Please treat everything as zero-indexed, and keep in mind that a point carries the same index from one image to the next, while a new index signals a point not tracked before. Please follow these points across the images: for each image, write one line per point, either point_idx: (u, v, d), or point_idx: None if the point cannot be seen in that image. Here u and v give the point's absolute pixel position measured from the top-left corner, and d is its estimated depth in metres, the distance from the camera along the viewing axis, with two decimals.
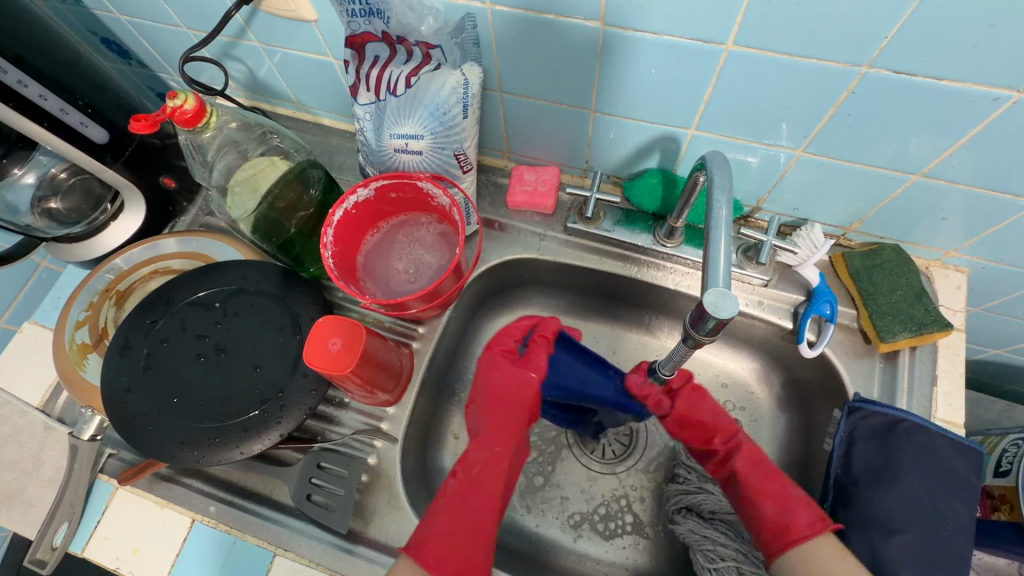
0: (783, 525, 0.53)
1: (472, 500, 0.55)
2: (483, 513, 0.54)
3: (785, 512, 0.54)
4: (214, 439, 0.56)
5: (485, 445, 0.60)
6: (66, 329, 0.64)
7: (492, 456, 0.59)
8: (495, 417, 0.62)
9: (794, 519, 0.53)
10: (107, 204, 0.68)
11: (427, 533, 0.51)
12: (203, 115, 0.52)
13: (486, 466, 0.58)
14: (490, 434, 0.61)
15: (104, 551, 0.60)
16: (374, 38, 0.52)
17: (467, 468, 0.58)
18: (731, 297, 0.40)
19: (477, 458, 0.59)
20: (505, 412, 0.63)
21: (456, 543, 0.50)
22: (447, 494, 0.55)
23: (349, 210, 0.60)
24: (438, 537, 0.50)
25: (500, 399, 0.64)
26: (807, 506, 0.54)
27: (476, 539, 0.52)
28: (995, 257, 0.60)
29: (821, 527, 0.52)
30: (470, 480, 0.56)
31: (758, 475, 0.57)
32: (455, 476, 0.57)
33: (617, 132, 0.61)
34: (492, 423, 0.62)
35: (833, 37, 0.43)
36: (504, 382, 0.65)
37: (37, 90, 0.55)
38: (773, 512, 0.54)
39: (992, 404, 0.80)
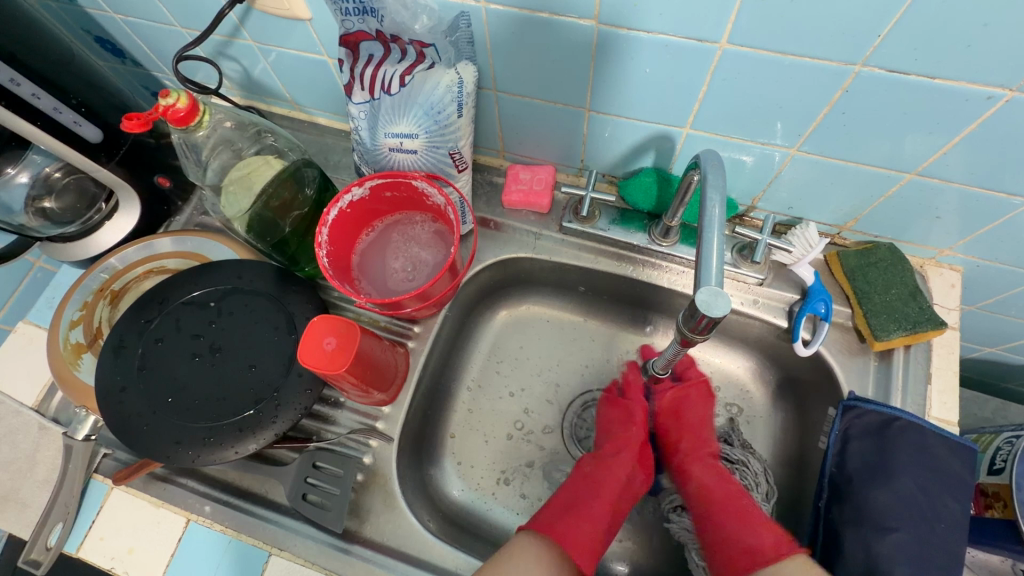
0: (755, 543, 0.55)
1: (586, 496, 0.62)
2: (592, 509, 0.60)
3: (748, 531, 0.57)
4: (209, 438, 0.56)
5: (609, 459, 0.66)
6: (60, 329, 0.64)
7: (609, 463, 0.66)
8: (613, 441, 0.68)
9: (762, 540, 0.55)
10: (101, 204, 0.68)
11: (551, 521, 0.58)
12: (196, 114, 0.52)
13: (605, 476, 0.64)
14: (608, 448, 0.68)
15: (99, 551, 0.59)
16: (369, 36, 0.52)
17: (592, 472, 0.65)
18: (724, 296, 0.40)
19: (598, 464, 0.66)
20: (624, 438, 0.68)
21: (567, 529, 0.58)
22: (569, 491, 0.63)
23: (344, 209, 0.60)
24: (552, 521, 0.58)
25: (609, 435, 0.69)
26: (769, 527, 0.56)
27: (586, 525, 0.59)
28: (989, 255, 0.60)
29: (782, 548, 0.54)
30: (586, 479, 0.64)
31: (722, 495, 0.61)
32: (581, 479, 0.64)
33: (613, 131, 0.61)
34: (609, 444, 0.68)
35: (826, 36, 0.43)
36: (612, 421, 0.70)
37: (30, 89, 0.55)
38: (738, 531, 0.57)
39: (987, 402, 0.80)
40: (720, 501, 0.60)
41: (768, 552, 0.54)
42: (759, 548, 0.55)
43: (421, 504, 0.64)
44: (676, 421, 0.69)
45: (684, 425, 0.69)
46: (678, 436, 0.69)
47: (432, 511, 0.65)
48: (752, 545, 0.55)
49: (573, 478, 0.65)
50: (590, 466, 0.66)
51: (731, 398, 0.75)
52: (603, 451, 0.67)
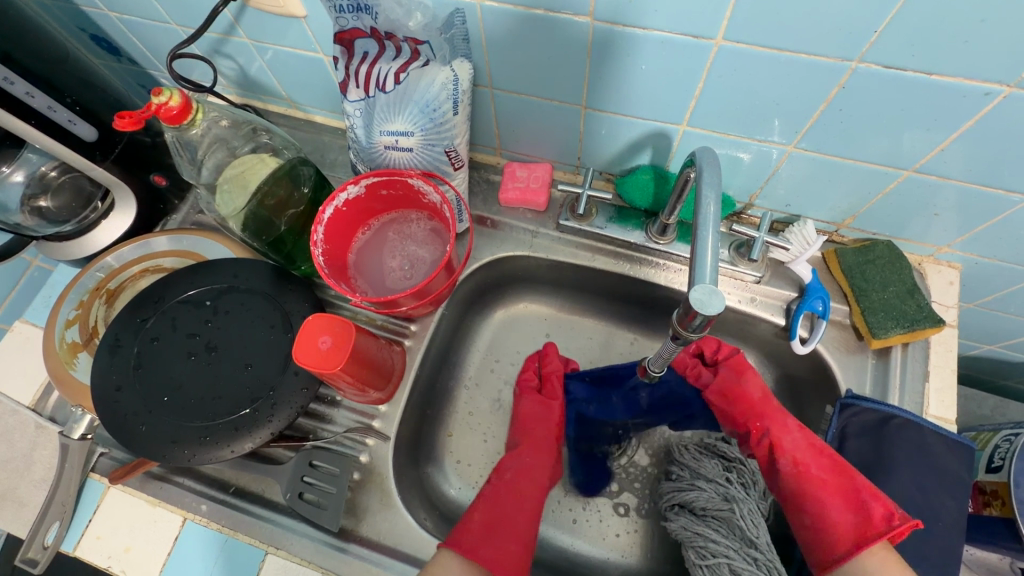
0: (863, 522, 0.54)
1: (506, 508, 0.61)
2: (512, 523, 0.60)
3: (858, 508, 0.54)
4: (205, 437, 0.56)
5: (526, 465, 0.66)
6: (56, 329, 0.64)
7: (528, 469, 0.65)
8: (531, 441, 0.68)
9: (867, 516, 0.54)
10: (97, 203, 0.68)
11: (472, 535, 0.57)
12: (189, 112, 0.52)
13: (523, 484, 0.64)
14: (524, 449, 0.67)
15: (96, 549, 0.59)
16: (363, 34, 0.52)
17: (511, 479, 0.64)
18: (719, 293, 0.40)
19: (516, 471, 0.65)
20: (533, 434, 0.69)
21: (492, 546, 0.57)
22: (495, 500, 0.61)
23: (339, 208, 0.59)
24: (475, 535, 0.57)
25: (524, 429, 0.70)
26: (878, 495, 0.54)
27: (511, 540, 0.58)
28: (987, 252, 0.60)
29: (902, 522, 0.52)
30: (507, 488, 0.63)
31: (820, 467, 0.57)
32: (498, 485, 0.63)
33: (609, 128, 0.61)
34: (528, 446, 0.68)
35: (823, 32, 0.43)
36: (529, 414, 0.71)
37: (23, 88, 0.54)
38: (841, 509, 0.55)
39: (986, 399, 0.80)
40: (820, 476, 0.57)
41: (886, 530, 0.52)
42: (868, 528, 0.53)
43: (418, 502, 0.64)
44: (741, 396, 0.64)
45: (754, 401, 0.63)
46: (745, 412, 0.64)
47: (430, 510, 0.65)
48: (863, 521, 0.54)
49: (489, 484, 0.64)
50: (511, 471, 0.65)
51: None
52: (520, 454, 0.67)
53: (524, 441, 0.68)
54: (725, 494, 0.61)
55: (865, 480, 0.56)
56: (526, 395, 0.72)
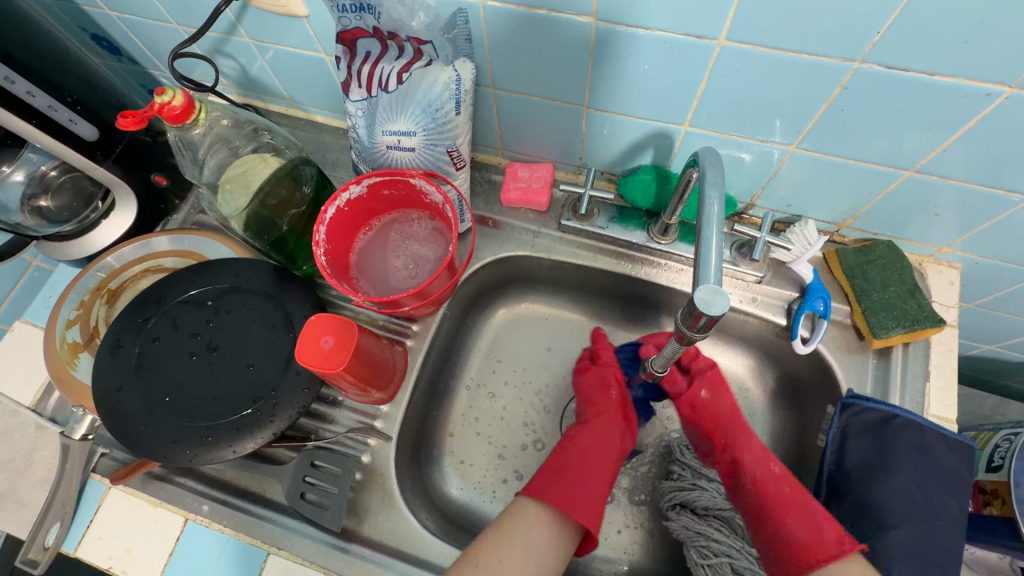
0: (813, 541, 0.52)
1: (577, 467, 0.60)
2: (590, 484, 0.59)
3: (810, 529, 0.53)
4: (207, 438, 0.56)
5: (592, 428, 0.64)
6: (57, 329, 0.64)
7: (599, 431, 0.64)
8: (600, 408, 0.66)
9: (822, 536, 0.52)
10: (98, 202, 0.68)
11: (551, 492, 0.57)
12: (192, 111, 0.52)
13: (595, 446, 0.62)
14: (597, 415, 0.65)
15: (97, 550, 0.59)
16: (366, 33, 0.52)
17: (577, 440, 0.63)
18: (723, 293, 0.40)
19: (584, 436, 0.63)
20: (606, 403, 0.66)
21: (575, 500, 0.56)
22: (565, 460, 0.61)
23: (342, 207, 0.59)
24: (552, 491, 0.57)
25: (591, 402, 0.67)
26: (832, 519, 0.53)
27: (589, 495, 0.57)
28: (988, 252, 0.60)
29: (851, 546, 0.51)
30: (579, 451, 0.61)
31: (776, 487, 0.56)
32: (567, 449, 0.62)
33: (611, 128, 0.61)
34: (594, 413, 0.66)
35: (825, 32, 0.43)
36: (593, 390, 0.68)
37: (25, 86, 0.54)
38: (796, 528, 0.53)
39: (986, 399, 0.80)
40: (775, 494, 0.56)
41: (837, 551, 0.51)
42: (819, 547, 0.52)
43: (420, 502, 0.64)
44: (711, 409, 0.64)
45: (719, 412, 0.64)
46: (710, 429, 0.64)
47: (431, 510, 0.65)
48: (815, 542, 0.52)
49: (560, 447, 0.63)
50: (579, 437, 0.63)
51: None
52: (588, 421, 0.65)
53: (590, 410, 0.66)
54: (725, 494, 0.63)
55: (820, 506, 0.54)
56: (584, 376, 0.70)
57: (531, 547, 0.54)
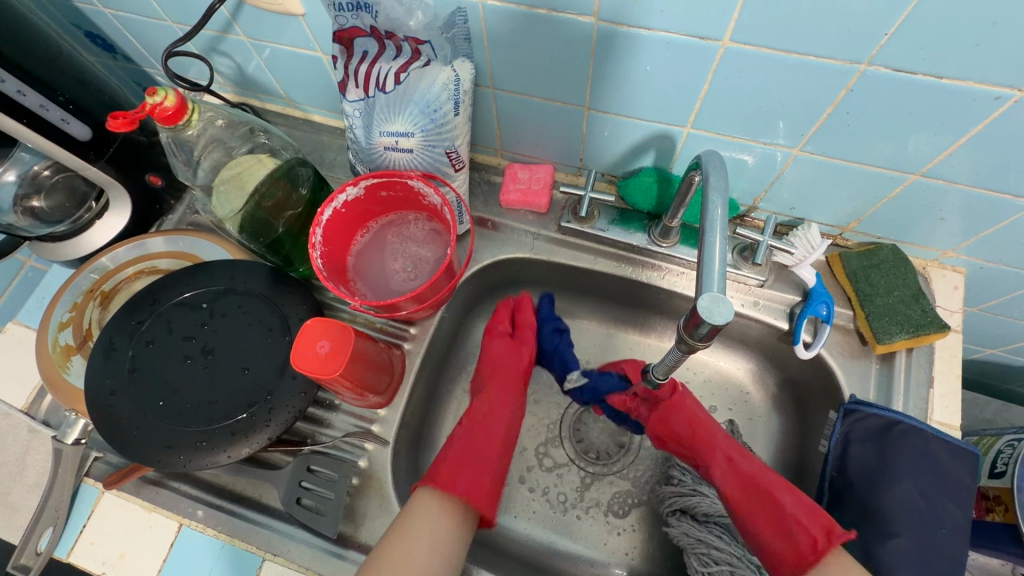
0: (789, 549, 0.54)
1: (476, 446, 0.63)
2: (480, 463, 0.62)
3: (784, 535, 0.55)
4: (200, 442, 0.55)
5: (494, 398, 0.68)
6: (49, 331, 0.63)
7: (493, 406, 0.67)
8: (495, 381, 0.69)
9: (794, 544, 0.54)
10: (91, 203, 0.67)
11: (447, 476, 0.59)
12: (185, 112, 0.51)
13: (492, 419, 0.66)
14: (493, 392, 0.68)
15: (90, 556, 0.59)
16: (363, 32, 0.51)
17: (482, 420, 0.66)
18: (726, 301, 0.39)
19: (483, 412, 0.66)
20: (505, 373, 0.70)
21: (462, 481, 0.59)
22: (468, 437, 0.64)
23: (338, 209, 0.58)
24: (452, 479, 0.59)
25: (492, 369, 0.71)
26: (810, 521, 0.54)
27: (482, 476, 0.60)
28: (993, 257, 0.60)
29: (826, 547, 0.52)
30: (475, 428, 0.65)
31: (749, 498, 0.58)
32: (472, 425, 0.65)
33: (612, 130, 0.60)
34: (490, 382, 0.69)
35: (832, 34, 0.42)
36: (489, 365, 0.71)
37: (15, 86, 0.53)
38: (772, 537, 0.56)
39: (988, 404, 0.80)
40: (748, 504, 0.58)
41: (813, 558, 0.52)
42: (798, 553, 0.53)
43: None
44: (692, 434, 0.63)
45: (697, 435, 0.62)
46: (687, 453, 0.64)
47: None
48: (793, 547, 0.54)
49: (464, 421, 0.66)
50: (479, 410, 0.66)
51: (731, 399, 0.74)
52: (487, 392, 0.68)
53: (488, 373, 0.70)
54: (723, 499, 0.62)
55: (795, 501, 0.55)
56: (490, 341, 0.73)
57: (429, 531, 0.55)
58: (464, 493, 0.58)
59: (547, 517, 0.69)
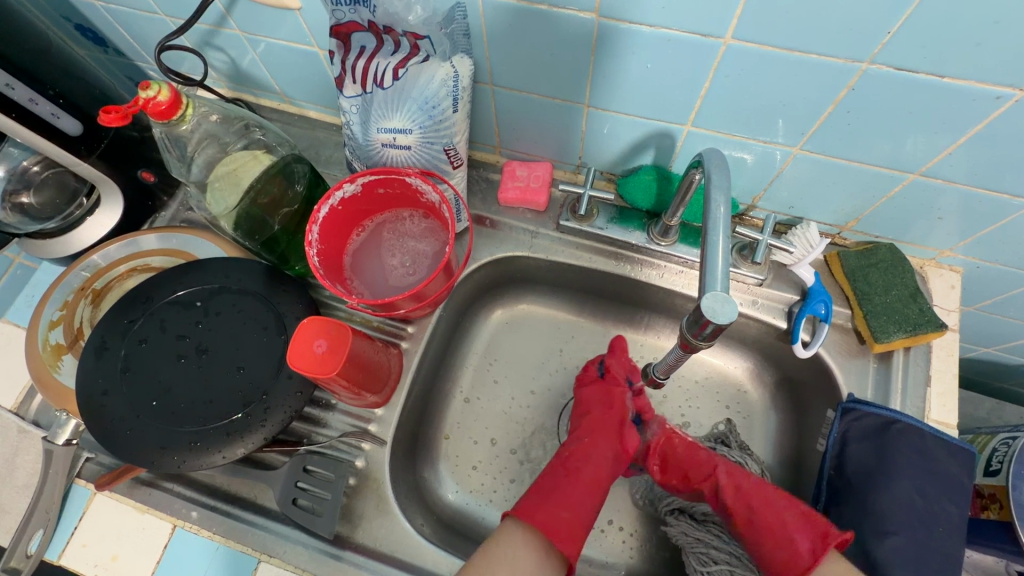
0: (789, 556, 0.53)
1: (580, 500, 0.57)
2: (570, 508, 0.56)
3: (784, 548, 0.54)
4: (195, 443, 0.54)
5: (591, 453, 0.61)
6: (40, 330, 0.62)
7: (586, 448, 0.62)
8: (602, 439, 0.63)
9: (793, 551, 0.53)
10: (83, 199, 0.66)
11: (552, 513, 0.55)
12: (178, 106, 0.50)
13: (587, 475, 0.59)
14: (593, 437, 0.63)
15: (82, 558, 0.58)
16: (360, 27, 0.50)
17: (581, 467, 0.60)
18: (730, 301, 0.39)
19: (589, 464, 0.60)
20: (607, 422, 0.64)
21: (557, 518, 0.55)
22: (563, 488, 0.58)
23: (335, 206, 0.58)
24: (539, 509, 0.55)
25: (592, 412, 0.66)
26: (805, 526, 0.54)
27: (566, 514, 0.55)
28: (990, 256, 0.60)
29: (824, 552, 0.52)
30: (571, 474, 0.59)
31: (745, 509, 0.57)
32: (569, 473, 0.59)
33: (611, 128, 0.60)
34: (591, 437, 0.63)
35: (836, 32, 0.42)
36: (596, 414, 0.65)
37: (3, 79, 0.52)
38: (770, 546, 0.55)
39: (982, 402, 0.80)
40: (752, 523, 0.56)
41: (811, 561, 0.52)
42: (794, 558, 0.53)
43: (415, 507, 0.63)
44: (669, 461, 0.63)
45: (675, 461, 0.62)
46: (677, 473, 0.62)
47: (426, 515, 0.64)
48: (790, 555, 0.53)
49: (564, 470, 0.60)
50: (585, 465, 0.60)
51: (727, 398, 0.74)
52: (586, 448, 0.62)
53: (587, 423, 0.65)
54: None
55: (794, 514, 0.54)
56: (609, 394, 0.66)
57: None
58: (556, 533, 0.54)
59: None
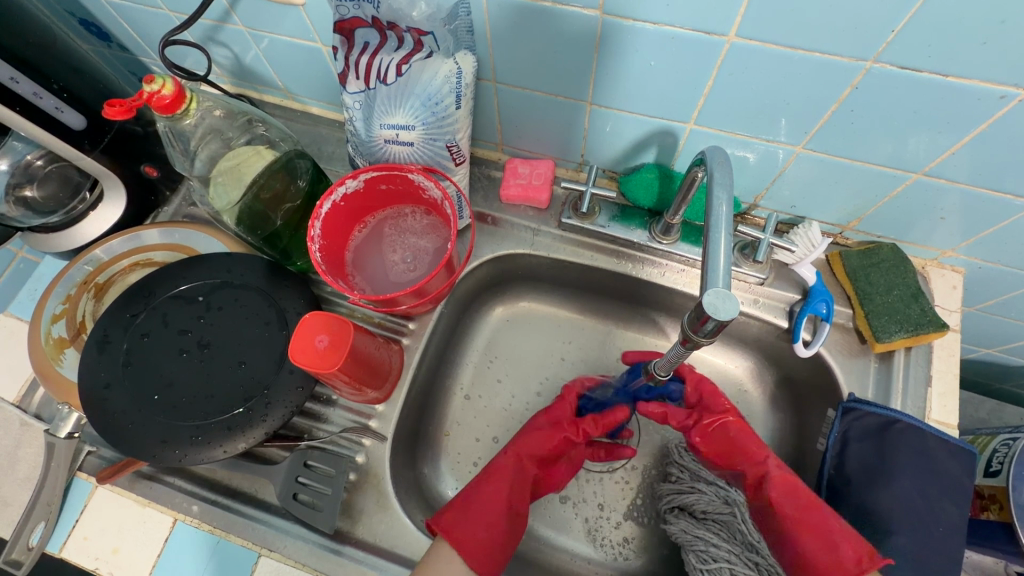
0: (832, 562, 0.51)
1: (491, 509, 0.57)
2: (484, 518, 0.56)
3: (828, 552, 0.51)
4: (197, 437, 0.54)
5: (514, 460, 0.61)
6: (43, 323, 0.62)
7: (512, 457, 0.61)
8: (529, 451, 0.62)
9: (839, 557, 0.50)
10: (86, 193, 0.66)
11: (461, 521, 0.55)
12: (182, 101, 0.50)
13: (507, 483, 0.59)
14: (521, 448, 0.62)
15: (83, 551, 0.58)
16: (364, 23, 0.50)
17: (500, 474, 0.59)
18: (733, 297, 0.39)
19: (508, 472, 0.60)
20: (545, 441, 0.63)
21: (468, 531, 0.54)
22: (480, 497, 0.57)
23: (338, 202, 0.58)
24: (459, 516, 0.55)
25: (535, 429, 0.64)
26: (854, 539, 0.51)
27: (482, 527, 0.55)
28: (992, 257, 0.60)
29: (869, 566, 0.49)
30: (493, 481, 0.59)
31: (794, 505, 0.55)
32: (489, 481, 0.59)
33: (614, 126, 0.60)
34: (520, 447, 0.62)
35: (840, 30, 0.42)
36: (535, 432, 0.64)
37: (8, 73, 0.52)
38: (815, 548, 0.52)
39: (983, 403, 0.80)
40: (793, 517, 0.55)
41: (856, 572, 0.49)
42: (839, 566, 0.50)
43: (415, 503, 0.63)
44: (723, 444, 0.62)
45: (732, 443, 0.61)
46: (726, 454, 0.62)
47: (426, 511, 0.64)
48: (833, 561, 0.51)
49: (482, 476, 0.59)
50: (506, 473, 0.60)
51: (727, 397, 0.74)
52: (512, 456, 0.61)
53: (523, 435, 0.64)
54: (726, 497, 0.61)
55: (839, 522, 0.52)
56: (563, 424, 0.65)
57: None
58: (465, 542, 0.53)
59: (545, 513, 0.68)
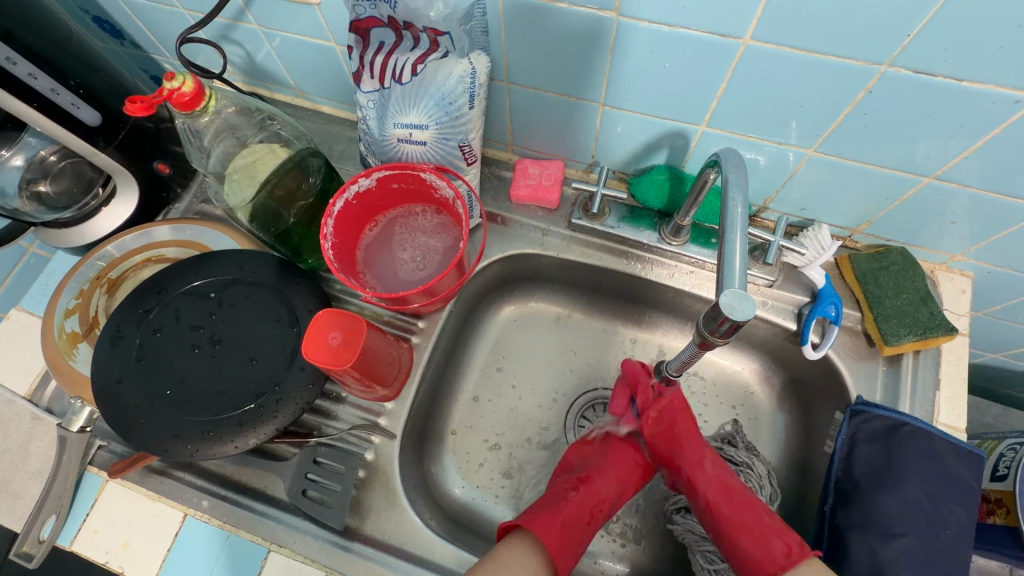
0: (763, 557, 0.50)
1: (576, 517, 0.56)
2: (572, 528, 0.55)
3: (761, 549, 0.51)
4: (208, 432, 0.54)
5: (604, 474, 0.60)
6: (56, 318, 0.62)
7: (603, 471, 0.61)
8: (621, 473, 0.61)
9: (770, 552, 0.50)
10: (98, 189, 0.66)
11: (549, 520, 0.54)
12: (202, 98, 0.50)
13: (594, 496, 0.58)
14: (615, 468, 0.61)
15: (93, 545, 0.58)
16: (380, 23, 0.50)
17: (592, 484, 0.59)
18: (749, 298, 0.39)
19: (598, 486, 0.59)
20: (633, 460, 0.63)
21: (557, 535, 0.53)
22: (570, 504, 0.57)
23: (350, 200, 0.58)
24: (551, 525, 0.54)
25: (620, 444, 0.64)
26: (783, 533, 0.51)
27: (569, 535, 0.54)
28: (1001, 261, 0.60)
29: (798, 558, 0.49)
30: (586, 494, 0.58)
31: (730, 505, 0.55)
32: (579, 491, 0.58)
33: (625, 127, 0.60)
34: (611, 466, 0.62)
35: (855, 34, 0.42)
36: (624, 455, 0.63)
37: (26, 68, 0.53)
38: (748, 545, 0.52)
39: (988, 408, 0.81)
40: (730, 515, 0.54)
41: (786, 564, 0.49)
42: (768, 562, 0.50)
43: (422, 501, 0.63)
44: (666, 430, 0.61)
45: (675, 430, 0.61)
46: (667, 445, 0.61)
47: (434, 509, 0.64)
48: (765, 557, 0.51)
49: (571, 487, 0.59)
50: (597, 487, 0.59)
51: (733, 398, 0.74)
52: (602, 471, 0.61)
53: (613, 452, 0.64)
54: None
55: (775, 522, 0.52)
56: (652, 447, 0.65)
57: None
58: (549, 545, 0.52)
59: None
